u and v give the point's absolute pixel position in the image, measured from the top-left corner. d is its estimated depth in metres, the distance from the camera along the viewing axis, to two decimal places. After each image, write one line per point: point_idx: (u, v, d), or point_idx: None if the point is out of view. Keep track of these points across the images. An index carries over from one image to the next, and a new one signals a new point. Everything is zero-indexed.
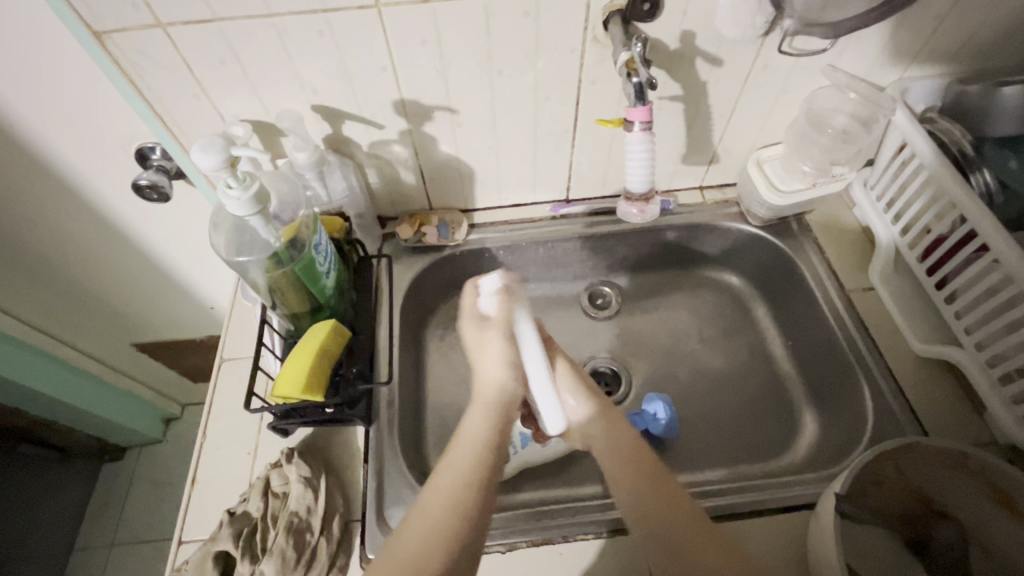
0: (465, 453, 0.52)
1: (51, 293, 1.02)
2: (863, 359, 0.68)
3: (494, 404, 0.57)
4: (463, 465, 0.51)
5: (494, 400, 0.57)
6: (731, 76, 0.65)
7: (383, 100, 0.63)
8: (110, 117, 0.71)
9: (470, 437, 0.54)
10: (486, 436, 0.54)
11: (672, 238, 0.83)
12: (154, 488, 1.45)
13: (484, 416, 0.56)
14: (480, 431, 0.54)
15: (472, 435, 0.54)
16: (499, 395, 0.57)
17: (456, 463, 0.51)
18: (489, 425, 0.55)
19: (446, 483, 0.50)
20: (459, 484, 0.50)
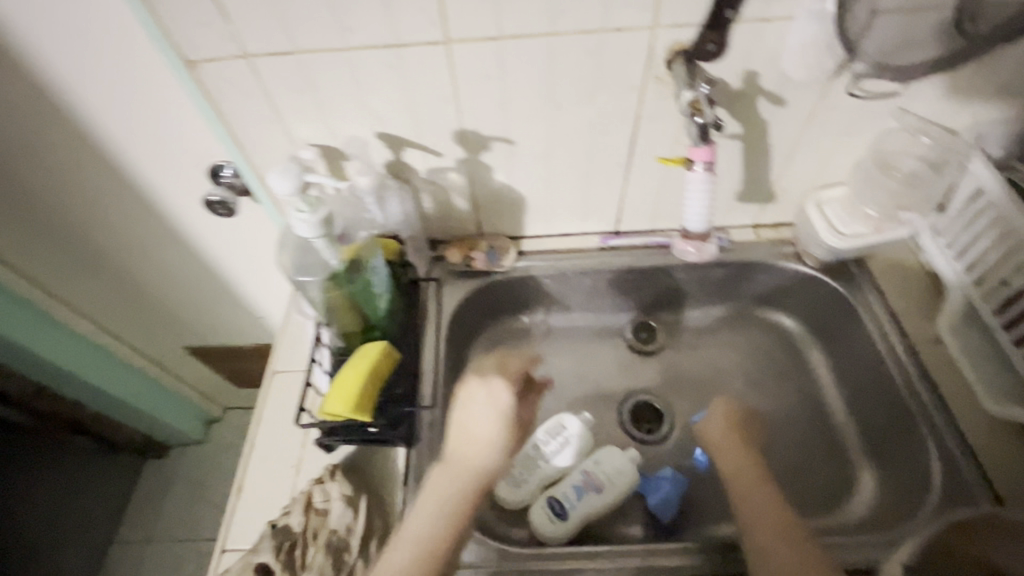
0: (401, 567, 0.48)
1: (114, 294, 1.09)
2: (930, 416, 0.64)
3: (447, 497, 0.52)
4: (405, 575, 0.48)
5: (451, 495, 0.52)
6: (794, 117, 0.64)
7: (444, 130, 0.65)
8: (190, 136, 0.76)
9: (410, 540, 0.50)
10: (436, 542, 0.50)
11: (723, 276, 0.81)
12: (193, 489, 1.50)
13: (432, 515, 0.51)
14: (435, 531, 0.51)
15: (414, 536, 0.50)
16: (446, 486, 0.53)
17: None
18: (446, 527, 0.51)
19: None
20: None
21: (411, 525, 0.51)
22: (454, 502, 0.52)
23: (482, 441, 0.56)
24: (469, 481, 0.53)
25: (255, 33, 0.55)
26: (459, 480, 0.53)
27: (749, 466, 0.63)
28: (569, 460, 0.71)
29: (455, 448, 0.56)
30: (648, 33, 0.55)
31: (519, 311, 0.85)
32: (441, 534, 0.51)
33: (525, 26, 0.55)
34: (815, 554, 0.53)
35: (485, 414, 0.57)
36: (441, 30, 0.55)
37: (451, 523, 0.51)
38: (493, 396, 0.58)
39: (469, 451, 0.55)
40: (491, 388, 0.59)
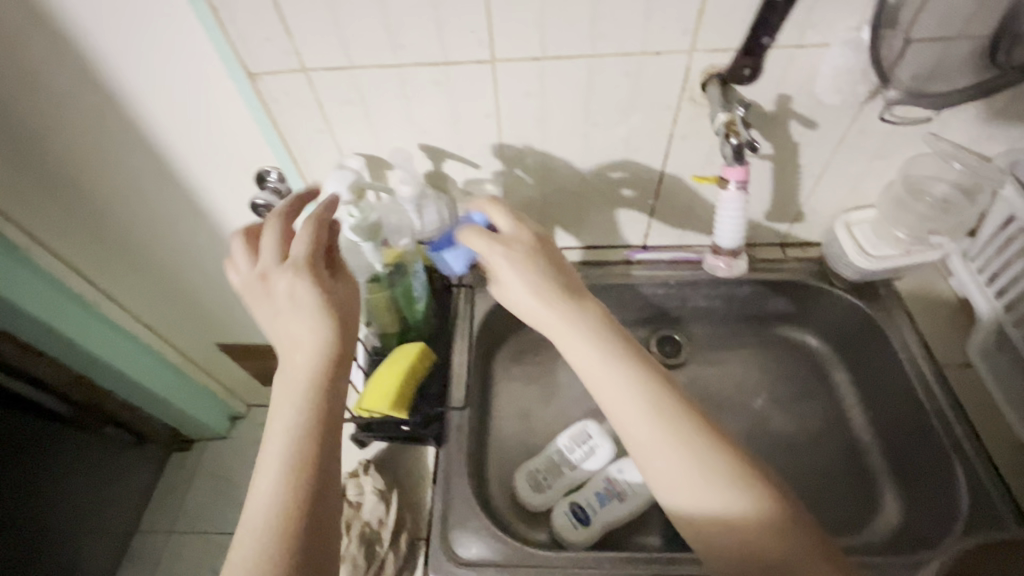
0: (272, 490, 0.45)
1: (154, 288, 1.14)
2: (957, 441, 0.64)
3: (299, 407, 0.49)
4: (280, 495, 0.45)
5: (304, 403, 0.49)
6: (825, 140, 0.66)
7: (484, 143, 0.68)
8: (241, 142, 0.80)
9: (271, 459, 0.47)
10: (306, 452, 0.47)
11: (748, 293, 0.82)
12: (215, 482, 1.54)
13: (289, 428, 0.48)
14: (287, 448, 0.47)
15: (279, 457, 0.47)
16: (295, 395, 0.49)
17: (262, 501, 0.45)
18: (304, 435, 0.48)
19: (257, 530, 0.44)
20: (278, 533, 0.43)
21: (275, 443, 0.48)
22: (307, 407, 0.49)
23: (295, 330, 0.51)
24: (305, 390, 0.49)
25: (314, 50, 0.58)
26: (306, 388, 0.49)
27: (623, 345, 0.60)
28: (595, 467, 0.73)
29: (288, 360, 0.51)
30: (685, 57, 0.58)
31: None
32: (302, 448, 0.47)
33: (567, 48, 0.57)
34: (702, 476, 0.51)
35: (290, 313, 0.51)
36: (488, 50, 0.58)
37: (308, 434, 0.48)
38: (295, 292, 0.51)
39: (292, 352, 0.51)
40: (289, 288, 0.51)
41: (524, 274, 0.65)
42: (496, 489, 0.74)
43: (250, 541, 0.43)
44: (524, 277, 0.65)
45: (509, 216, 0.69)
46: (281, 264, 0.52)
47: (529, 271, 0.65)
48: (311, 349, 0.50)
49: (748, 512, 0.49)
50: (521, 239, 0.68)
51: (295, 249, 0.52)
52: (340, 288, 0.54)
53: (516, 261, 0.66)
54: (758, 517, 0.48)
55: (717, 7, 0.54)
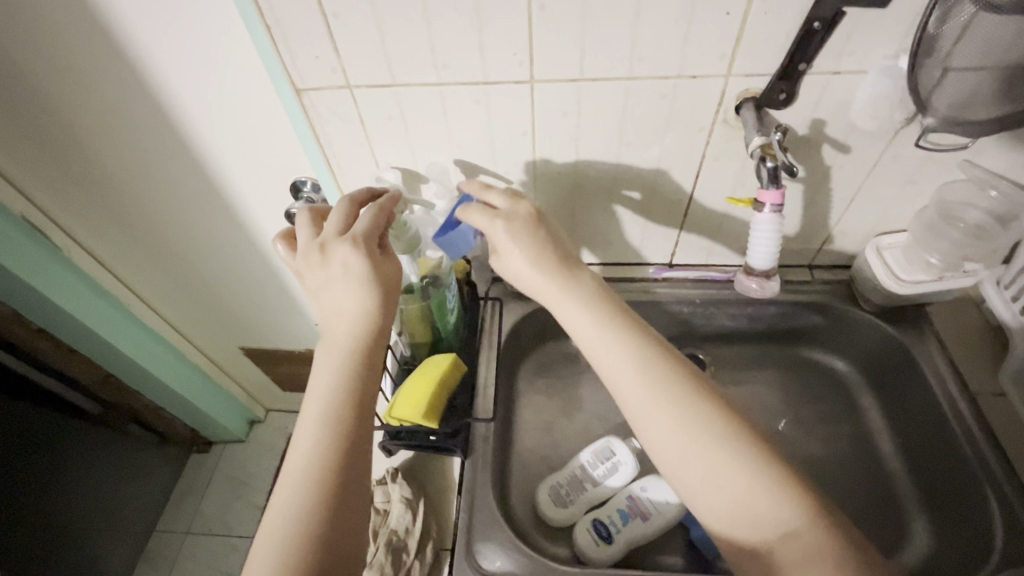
0: (309, 449, 0.48)
1: (182, 291, 1.17)
2: (992, 471, 0.63)
3: (338, 372, 0.51)
4: (316, 454, 0.48)
5: (343, 368, 0.51)
6: (858, 164, 0.66)
7: (517, 160, 0.70)
8: (280, 152, 0.83)
9: (310, 421, 0.50)
10: (342, 414, 0.49)
11: (775, 314, 0.82)
12: (231, 485, 1.56)
13: (328, 391, 0.50)
14: (326, 409, 0.50)
15: (318, 418, 0.49)
16: (337, 361, 0.52)
17: (301, 459, 0.48)
18: (342, 398, 0.50)
19: (295, 482, 0.47)
20: (312, 489, 0.46)
21: (316, 406, 0.50)
22: (347, 373, 0.51)
23: (340, 302, 0.53)
24: (345, 357, 0.52)
25: (360, 68, 0.61)
26: (345, 356, 0.52)
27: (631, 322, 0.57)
28: (618, 485, 0.73)
29: (333, 329, 0.53)
30: (721, 81, 0.59)
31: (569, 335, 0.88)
32: (339, 411, 0.49)
33: (605, 70, 0.59)
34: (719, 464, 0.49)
35: (343, 281, 0.52)
36: (527, 70, 0.60)
37: (347, 398, 0.50)
38: (349, 264, 0.52)
39: (336, 323, 0.53)
40: (346, 259, 0.52)
41: (526, 264, 0.58)
42: (518, 502, 0.74)
43: (288, 494, 0.46)
44: (517, 261, 0.58)
45: (504, 194, 0.61)
46: (340, 236, 0.54)
47: (528, 255, 0.58)
48: (352, 322, 0.52)
49: (757, 492, 0.47)
50: (515, 211, 0.59)
51: (356, 225, 0.54)
52: (390, 266, 0.55)
53: (519, 238, 0.58)
54: (764, 500, 0.47)
55: (755, 34, 0.55)
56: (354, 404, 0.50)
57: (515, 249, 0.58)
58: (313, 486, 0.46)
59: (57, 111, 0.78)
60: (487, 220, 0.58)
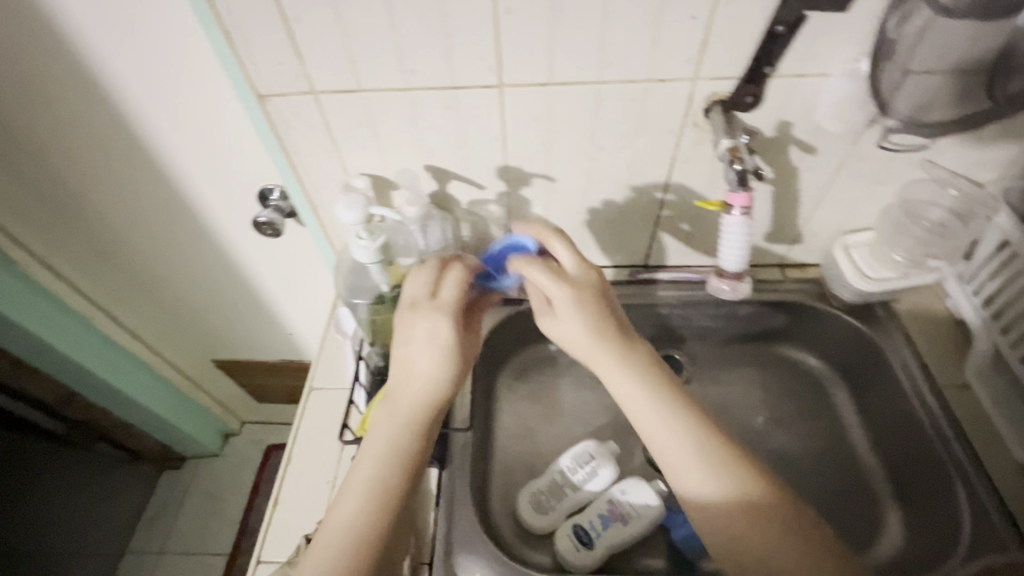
0: (354, 510, 0.51)
1: (148, 303, 1.13)
2: (958, 464, 0.64)
3: (390, 440, 0.54)
4: (358, 517, 0.51)
5: (394, 437, 0.54)
6: (824, 164, 0.67)
7: (490, 165, 0.69)
8: (245, 160, 0.81)
9: (357, 480, 0.53)
10: (389, 483, 0.52)
11: (749, 312, 0.83)
12: (207, 501, 1.51)
13: (377, 457, 0.53)
14: (373, 474, 0.53)
15: (365, 483, 0.52)
16: (392, 427, 0.54)
17: (347, 516, 0.51)
18: (390, 466, 0.53)
19: (337, 538, 0.50)
20: (350, 551, 0.49)
21: (366, 464, 0.53)
22: (398, 441, 0.54)
23: (416, 367, 0.55)
24: (406, 422, 0.55)
25: (325, 73, 0.59)
26: (400, 425, 0.55)
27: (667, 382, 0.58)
28: (598, 489, 0.72)
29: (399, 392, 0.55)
30: (689, 83, 0.59)
31: (546, 339, 0.88)
32: (385, 480, 0.52)
33: (575, 74, 0.58)
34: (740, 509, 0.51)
35: (424, 351, 0.55)
36: (496, 75, 0.59)
37: (393, 467, 0.53)
38: (435, 335, 0.55)
39: (403, 386, 0.56)
40: (432, 328, 0.55)
41: (578, 324, 0.58)
42: (498, 510, 0.74)
43: (329, 549, 0.49)
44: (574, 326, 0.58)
45: (574, 254, 0.61)
46: (430, 301, 0.57)
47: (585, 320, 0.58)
48: (418, 391, 0.55)
49: (788, 572, 0.48)
50: (582, 277, 0.60)
51: (444, 294, 0.57)
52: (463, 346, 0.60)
53: (584, 305, 0.58)
54: (772, 549, 0.49)
55: (721, 39, 0.55)
56: (402, 475, 0.53)
57: (574, 311, 0.58)
58: (352, 546, 0.49)
59: (7, 121, 0.74)
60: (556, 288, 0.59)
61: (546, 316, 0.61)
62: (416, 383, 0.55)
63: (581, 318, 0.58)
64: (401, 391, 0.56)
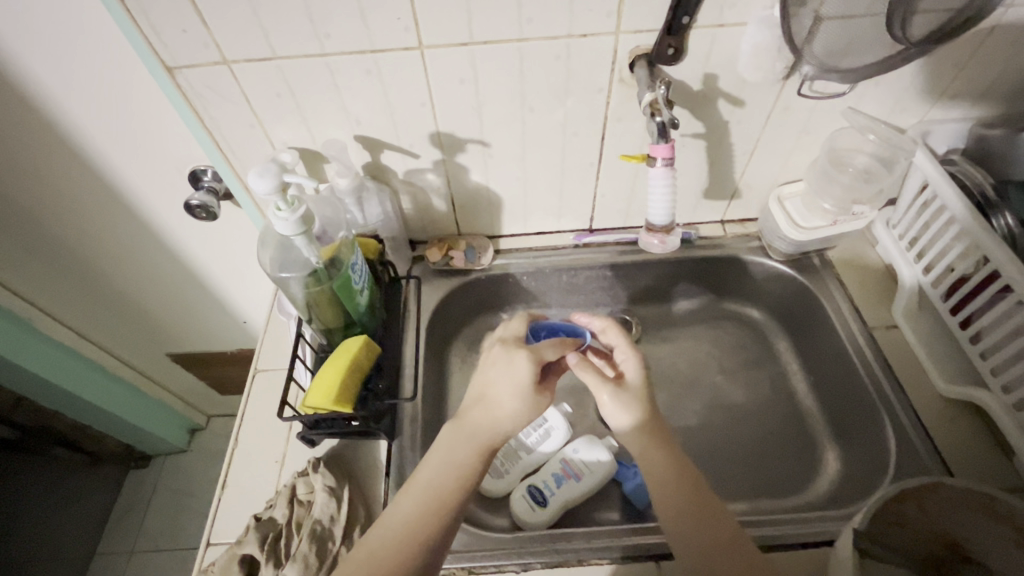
0: (411, 511, 0.51)
1: (91, 301, 1.07)
2: (886, 397, 0.67)
3: (457, 452, 0.54)
4: (413, 518, 0.50)
5: (462, 452, 0.54)
6: (752, 116, 0.68)
7: (421, 132, 0.67)
8: (171, 141, 0.77)
9: (420, 484, 0.53)
10: (446, 494, 0.52)
11: (694, 269, 0.85)
12: (174, 496, 1.45)
13: (441, 466, 0.53)
14: (435, 480, 0.53)
15: (427, 485, 0.52)
16: (459, 441, 0.55)
17: (401, 517, 0.50)
18: (450, 476, 0.53)
19: (390, 534, 0.49)
20: (398, 550, 0.48)
21: (428, 472, 0.53)
22: (466, 456, 0.54)
23: (496, 398, 0.57)
24: (474, 440, 0.55)
25: (235, 41, 0.57)
26: (469, 440, 0.55)
27: (694, 485, 0.54)
28: (551, 450, 0.74)
29: (474, 415, 0.56)
30: (612, 37, 0.58)
31: (498, 309, 0.88)
32: (444, 488, 0.52)
33: (495, 32, 0.57)
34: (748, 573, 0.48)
35: (506, 388, 0.57)
36: (415, 35, 0.57)
37: (458, 481, 0.53)
38: (518, 375, 0.57)
39: (477, 410, 0.57)
40: (514, 369, 0.57)
41: (635, 382, 0.60)
42: None
43: (379, 537, 0.49)
44: (630, 397, 0.59)
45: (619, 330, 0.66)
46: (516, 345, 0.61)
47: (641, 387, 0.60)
48: (493, 416, 0.56)
49: None
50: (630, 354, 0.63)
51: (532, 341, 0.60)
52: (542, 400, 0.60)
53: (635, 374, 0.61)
54: None
55: None
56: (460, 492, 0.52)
57: (632, 362, 0.61)
58: (402, 551, 0.48)
59: None
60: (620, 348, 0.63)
61: (604, 389, 0.59)
62: (492, 414, 0.56)
63: (637, 365, 0.61)
64: (472, 415, 0.56)
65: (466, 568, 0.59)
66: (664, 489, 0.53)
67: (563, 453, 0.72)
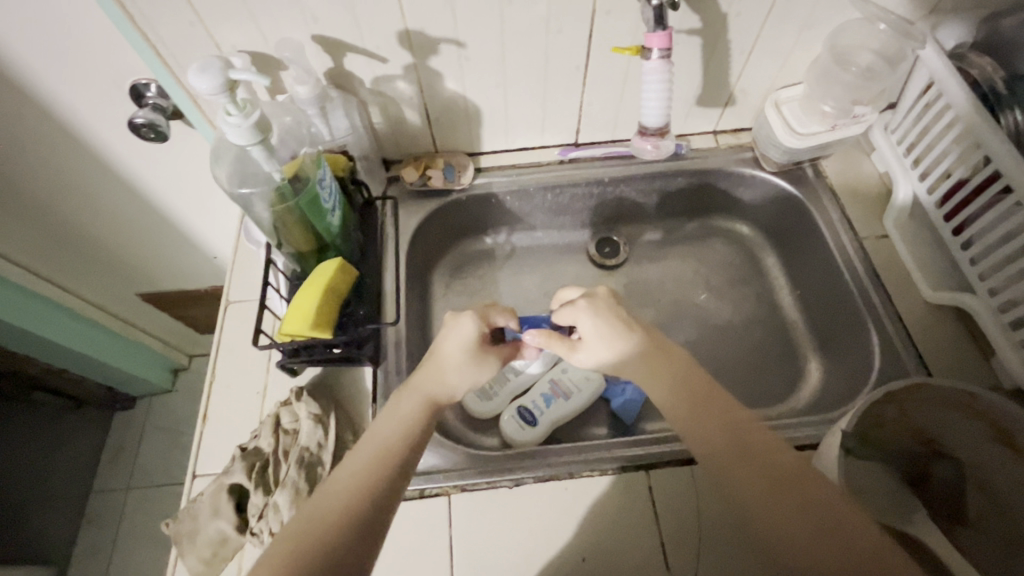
0: (356, 471, 0.47)
1: (46, 238, 0.98)
2: (873, 307, 0.67)
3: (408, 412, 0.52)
4: (365, 476, 0.46)
5: (413, 411, 0.52)
6: (754, 8, 0.62)
7: (387, 31, 0.60)
8: (102, 48, 0.67)
9: (367, 446, 0.49)
10: (395, 450, 0.49)
11: (684, 184, 0.81)
12: (163, 435, 1.44)
13: (395, 424, 0.51)
14: (387, 438, 0.49)
15: (374, 445, 0.49)
16: (405, 408, 0.52)
17: (347, 476, 0.46)
18: (400, 438, 0.50)
19: (334, 496, 0.45)
20: (343, 512, 0.44)
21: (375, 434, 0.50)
22: (415, 416, 0.52)
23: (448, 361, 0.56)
24: (420, 400, 0.53)
25: None
26: (417, 404, 0.52)
27: (703, 414, 0.52)
28: (539, 370, 0.73)
29: (424, 378, 0.54)
30: None
31: (480, 233, 0.84)
32: (394, 446, 0.49)
33: None
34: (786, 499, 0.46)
35: (456, 348, 0.57)
36: None
37: (405, 438, 0.50)
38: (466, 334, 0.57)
39: (425, 374, 0.55)
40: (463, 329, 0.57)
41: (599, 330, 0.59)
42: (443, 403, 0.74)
43: (326, 495, 0.45)
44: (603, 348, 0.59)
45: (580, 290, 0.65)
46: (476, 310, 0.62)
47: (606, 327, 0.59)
48: (434, 383, 0.54)
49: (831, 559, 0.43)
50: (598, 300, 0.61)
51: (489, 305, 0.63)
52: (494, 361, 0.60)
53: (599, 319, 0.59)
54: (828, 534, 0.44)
55: None
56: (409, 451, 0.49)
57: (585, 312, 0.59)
58: (349, 512, 0.44)
59: None
60: (568, 308, 0.62)
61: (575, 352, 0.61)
62: (435, 378, 0.54)
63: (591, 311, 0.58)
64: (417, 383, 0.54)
65: (459, 486, 0.59)
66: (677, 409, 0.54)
67: (551, 375, 0.72)
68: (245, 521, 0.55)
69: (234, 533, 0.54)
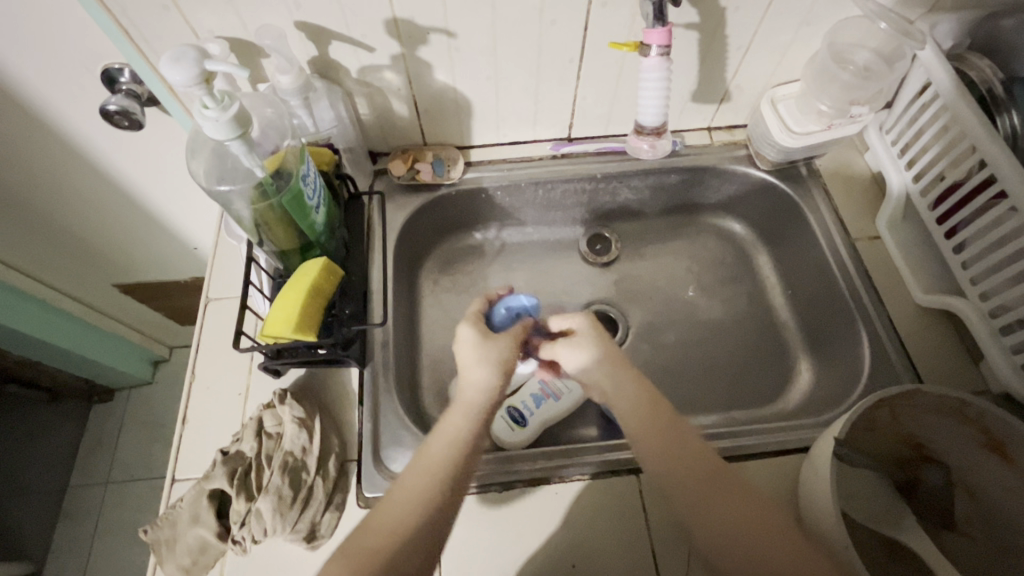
0: (413, 485, 0.47)
1: (16, 228, 0.93)
2: (864, 309, 0.67)
3: (457, 430, 0.51)
4: (421, 493, 0.47)
5: (463, 428, 0.51)
6: (753, 2, 0.60)
7: (374, 19, 0.57)
8: (69, 31, 0.64)
9: (426, 458, 0.49)
10: (452, 464, 0.48)
11: (677, 181, 0.80)
12: (144, 429, 1.41)
13: (448, 442, 0.49)
14: (438, 455, 0.48)
15: (431, 455, 0.49)
16: (458, 420, 0.51)
17: (406, 487, 0.47)
18: (455, 449, 0.49)
19: (399, 509, 0.46)
20: (407, 521, 0.45)
21: (434, 446, 0.49)
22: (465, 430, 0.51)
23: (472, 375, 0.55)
24: (471, 412, 0.52)
25: None
26: (467, 415, 0.52)
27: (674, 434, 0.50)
28: (529, 369, 0.72)
29: (464, 388, 0.54)
30: None
31: (470, 228, 0.82)
32: (447, 463, 0.48)
33: None
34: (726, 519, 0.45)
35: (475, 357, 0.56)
36: None
37: (460, 450, 0.49)
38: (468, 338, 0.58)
39: (467, 386, 0.54)
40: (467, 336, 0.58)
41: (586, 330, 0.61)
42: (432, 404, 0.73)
43: (391, 509, 0.46)
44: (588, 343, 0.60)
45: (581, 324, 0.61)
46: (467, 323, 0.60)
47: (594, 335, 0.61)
48: (477, 399, 0.53)
49: None
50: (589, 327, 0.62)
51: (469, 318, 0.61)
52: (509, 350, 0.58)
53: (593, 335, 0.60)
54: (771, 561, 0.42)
55: None
56: (465, 461, 0.49)
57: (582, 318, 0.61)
58: (413, 522, 0.45)
59: None
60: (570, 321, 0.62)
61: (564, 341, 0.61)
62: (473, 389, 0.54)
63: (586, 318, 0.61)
64: (464, 400, 0.53)
65: None
66: (670, 418, 0.52)
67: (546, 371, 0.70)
68: (227, 527, 0.54)
69: (215, 540, 0.52)
